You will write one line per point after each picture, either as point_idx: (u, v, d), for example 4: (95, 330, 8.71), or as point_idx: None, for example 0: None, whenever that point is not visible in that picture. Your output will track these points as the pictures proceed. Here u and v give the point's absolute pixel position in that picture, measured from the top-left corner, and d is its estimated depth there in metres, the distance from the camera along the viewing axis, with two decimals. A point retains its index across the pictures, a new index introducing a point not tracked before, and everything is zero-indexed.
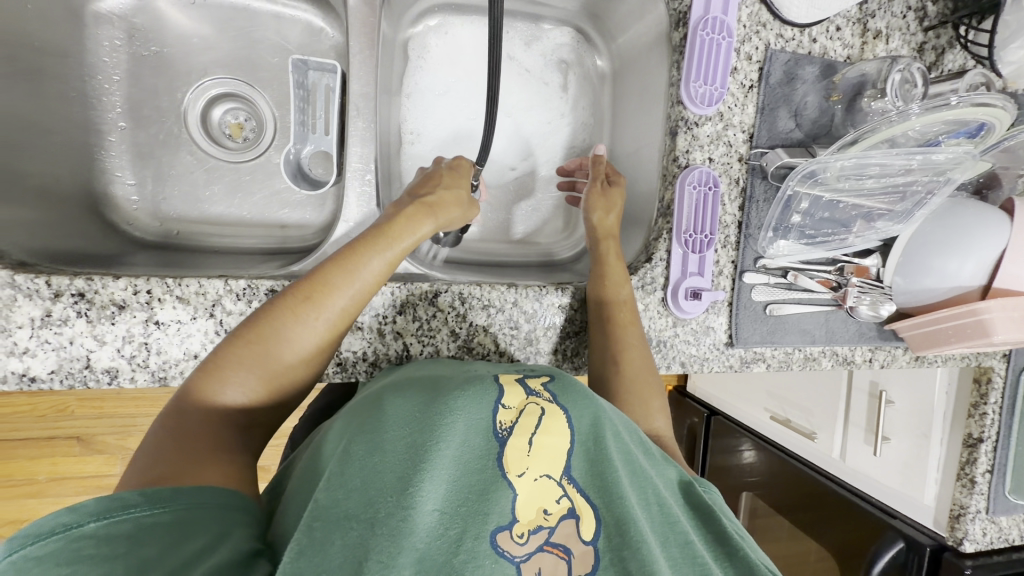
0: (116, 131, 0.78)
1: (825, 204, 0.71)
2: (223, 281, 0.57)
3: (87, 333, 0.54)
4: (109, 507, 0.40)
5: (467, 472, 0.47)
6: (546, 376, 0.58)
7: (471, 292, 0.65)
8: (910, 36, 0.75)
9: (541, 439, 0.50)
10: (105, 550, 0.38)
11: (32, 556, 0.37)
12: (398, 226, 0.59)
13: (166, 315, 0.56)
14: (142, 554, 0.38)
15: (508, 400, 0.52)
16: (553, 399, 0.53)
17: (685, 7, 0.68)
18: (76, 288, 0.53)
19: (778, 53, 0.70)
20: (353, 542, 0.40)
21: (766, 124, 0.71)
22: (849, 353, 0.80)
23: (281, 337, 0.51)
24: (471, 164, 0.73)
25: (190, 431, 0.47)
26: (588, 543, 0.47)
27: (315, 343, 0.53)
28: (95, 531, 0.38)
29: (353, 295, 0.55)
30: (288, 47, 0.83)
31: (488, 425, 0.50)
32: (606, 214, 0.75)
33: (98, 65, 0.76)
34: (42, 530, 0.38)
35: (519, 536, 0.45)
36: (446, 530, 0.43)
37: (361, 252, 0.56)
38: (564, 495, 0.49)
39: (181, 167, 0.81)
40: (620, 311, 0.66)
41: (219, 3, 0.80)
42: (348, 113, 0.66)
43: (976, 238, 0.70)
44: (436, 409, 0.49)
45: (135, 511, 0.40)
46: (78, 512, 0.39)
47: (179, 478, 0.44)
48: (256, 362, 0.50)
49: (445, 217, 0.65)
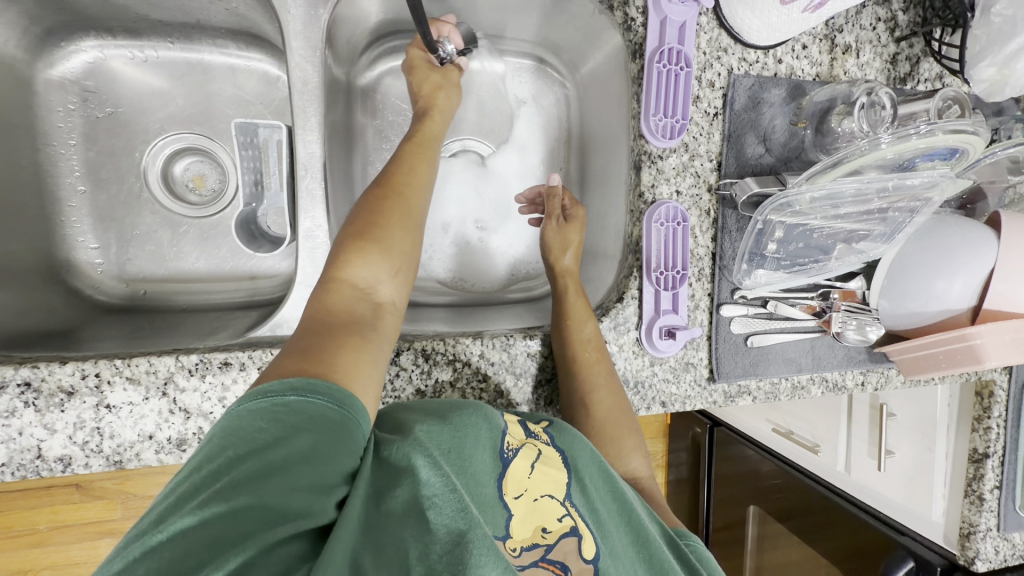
0: (75, 196, 0.77)
1: (799, 233, 0.68)
2: (174, 358, 0.55)
3: (37, 423, 0.53)
4: (303, 384, 0.40)
5: (475, 486, 0.48)
6: (545, 420, 0.58)
7: (435, 347, 0.63)
8: (881, 48, 0.72)
9: (544, 467, 0.52)
10: (293, 422, 0.38)
11: (245, 406, 0.38)
12: (421, 124, 0.68)
13: (117, 398, 0.54)
14: (309, 439, 0.38)
15: (513, 430, 0.54)
16: (552, 442, 0.54)
17: (640, 38, 0.65)
18: (23, 377, 0.52)
19: (741, 77, 0.67)
20: (386, 529, 0.39)
21: (733, 151, 0.68)
22: (840, 378, 0.77)
23: (375, 215, 0.56)
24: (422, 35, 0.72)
25: (334, 308, 0.50)
26: (588, 561, 0.48)
27: (404, 218, 0.57)
28: (292, 401, 0.39)
29: (422, 192, 0.61)
30: (246, 98, 0.82)
31: (497, 443, 0.51)
32: (566, 254, 0.73)
33: (52, 131, 0.76)
34: (255, 393, 0.39)
35: (513, 549, 0.47)
36: (468, 507, 0.42)
37: (410, 154, 0.63)
38: (566, 514, 0.50)
39: (144, 226, 0.81)
40: (585, 355, 0.63)
41: (173, 59, 0.80)
42: (296, 171, 0.64)
43: (962, 257, 0.67)
44: (458, 414, 0.51)
45: (320, 397, 0.40)
46: (281, 383, 0.40)
47: (329, 367, 0.43)
48: (371, 247, 0.53)
49: (448, 100, 0.71)
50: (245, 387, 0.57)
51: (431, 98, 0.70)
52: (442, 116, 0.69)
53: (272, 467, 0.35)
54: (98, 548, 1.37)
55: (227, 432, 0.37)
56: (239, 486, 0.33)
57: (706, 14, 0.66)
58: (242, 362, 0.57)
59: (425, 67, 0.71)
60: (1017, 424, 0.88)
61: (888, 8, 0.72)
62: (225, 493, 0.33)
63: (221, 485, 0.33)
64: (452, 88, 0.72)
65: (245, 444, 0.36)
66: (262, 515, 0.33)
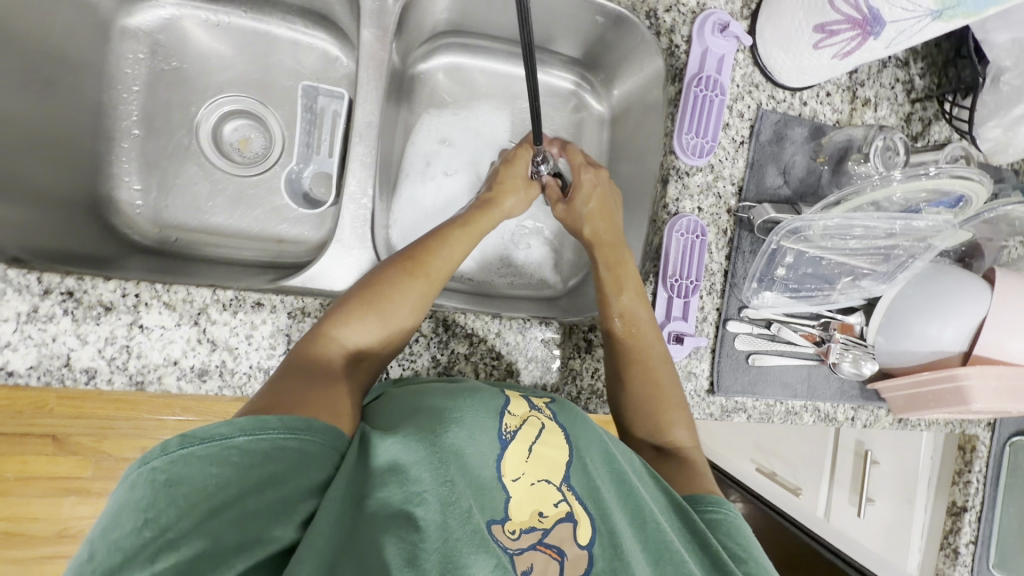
0: (128, 138, 0.81)
1: (808, 259, 0.72)
2: (211, 291, 0.58)
3: (71, 332, 0.54)
4: (254, 424, 0.43)
5: (474, 466, 0.49)
6: (548, 398, 0.60)
7: (456, 319, 0.66)
8: (897, 106, 0.78)
9: (542, 448, 0.52)
10: (244, 462, 0.41)
11: (192, 452, 0.41)
12: (476, 215, 0.69)
13: (151, 320, 0.56)
14: (260, 475, 0.42)
15: (514, 408, 0.55)
16: (553, 418, 0.56)
17: (682, 64, 0.71)
18: (67, 287, 0.54)
19: (769, 113, 0.73)
20: (367, 531, 0.42)
21: (754, 178, 0.73)
22: (832, 409, 0.80)
23: (391, 282, 0.58)
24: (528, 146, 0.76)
25: (318, 363, 0.52)
26: (584, 547, 0.48)
27: (417, 296, 0.59)
28: (242, 443, 0.42)
29: (444, 265, 0.63)
30: (304, 72, 0.87)
31: (494, 426, 0.52)
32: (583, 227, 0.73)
33: (119, 76, 0.80)
34: (200, 435, 0.42)
35: (511, 532, 0.47)
36: (456, 500, 0.45)
37: (454, 238, 0.65)
38: (563, 499, 0.50)
39: (187, 176, 0.84)
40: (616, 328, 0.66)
41: (242, 27, 0.85)
42: (350, 138, 0.68)
43: (957, 304, 0.71)
44: (450, 403, 0.52)
45: (272, 434, 0.43)
46: (230, 424, 0.43)
47: (305, 410, 0.47)
48: (373, 311, 0.57)
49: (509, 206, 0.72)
50: (272, 330, 0.59)
51: (504, 198, 0.72)
52: (500, 215, 0.71)
53: (221, 509, 0.39)
54: None
55: (172, 478, 0.40)
56: (190, 535, 0.38)
57: (743, 52, 0.73)
58: (275, 304, 0.60)
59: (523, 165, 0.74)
60: (995, 482, 0.89)
61: (907, 71, 0.79)
62: (179, 544, 0.37)
63: (174, 536, 0.38)
64: (524, 199, 0.74)
65: (194, 494, 0.39)
66: (211, 559, 0.37)
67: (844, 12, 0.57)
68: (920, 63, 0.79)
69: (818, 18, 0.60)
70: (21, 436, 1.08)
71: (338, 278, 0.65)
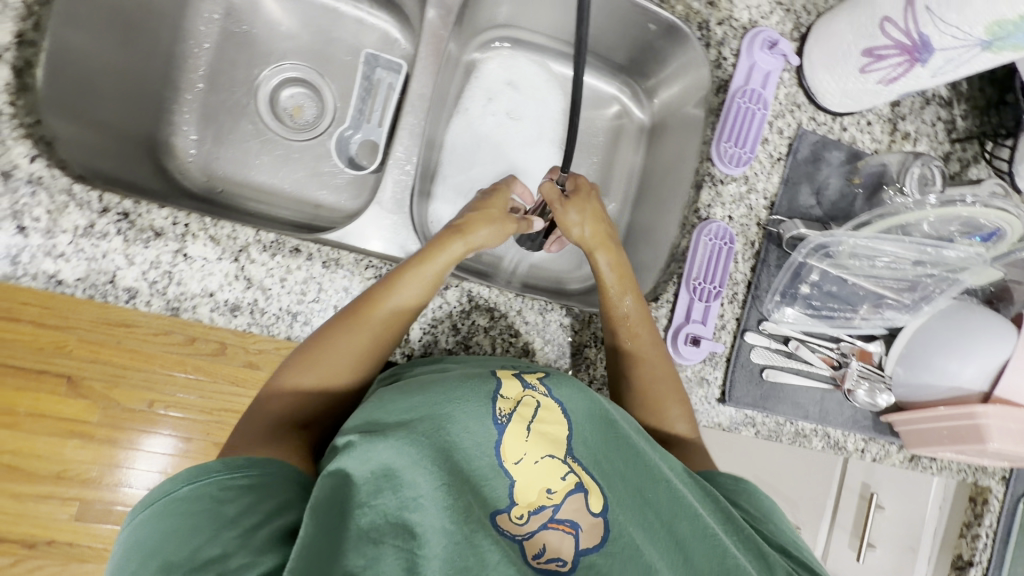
0: (193, 90, 0.85)
1: (833, 279, 0.73)
2: (255, 232, 0.61)
3: (121, 251, 0.57)
4: (194, 473, 0.45)
5: (471, 458, 0.49)
6: (542, 371, 0.57)
7: (480, 293, 0.67)
8: (937, 143, 0.79)
9: (541, 427, 0.52)
10: (194, 508, 0.43)
11: (141, 517, 0.43)
12: (434, 247, 0.61)
13: (195, 251, 0.59)
14: (211, 517, 0.42)
15: (507, 390, 0.53)
16: (549, 393, 0.54)
17: (727, 76, 0.73)
18: (123, 209, 0.57)
19: (808, 133, 0.74)
20: (353, 552, 0.41)
21: (787, 195, 0.74)
22: (842, 438, 0.79)
23: (326, 340, 0.55)
24: (508, 183, 0.74)
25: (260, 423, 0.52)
26: (596, 515, 0.48)
27: (356, 350, 0.56)
28: (185, 493, 0.43)
29: (391, 311, 0.57)
30: (362, 49, 0.92)
31: (488, 412, 0.51)
32: (582, 228, 0.70)
33: (193, 32, 0.85)
34: (148, 500, 0.44)
35: (519, 517, 0.48)
36: (456, 499, 0.46)
37: (403, 277, 0.58)
38: (569, 472, 0.50)
39: (240, 133, 0.88)
40: (620, 330, 0.67)
41: (312, 2, 0.90)
42: (403, 109, 0.71)
43: (981, 342, 0.70)
44: (434, 399, 0.51)
45: (215, 474, 0.45)
46: (171, 481, 0.44)
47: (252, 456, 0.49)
48: (308, 371, 0.54)
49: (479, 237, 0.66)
50: (305, 276, 0.62)
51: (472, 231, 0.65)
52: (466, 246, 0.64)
53: (179, 562, 0.40)
54: (64, 446, 1.39)
55: (131, 547, 0.42)
56: None
57: (790, 71, 0.74)
58: (311, 253, 0.62)
59: (498, 201, 0.71)
60: (1006, 539, 0.88)
61: (950, 111, 0.80)
62: None
63: None
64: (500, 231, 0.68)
65: (151, 557, 0.41)
66: None
67: (893, 37, 0.59)
68: (963, 104, 0.80)
69: (867, 42, 0.63)
70: (132, 373, 1.36)
71: (372, 238, 0.68)
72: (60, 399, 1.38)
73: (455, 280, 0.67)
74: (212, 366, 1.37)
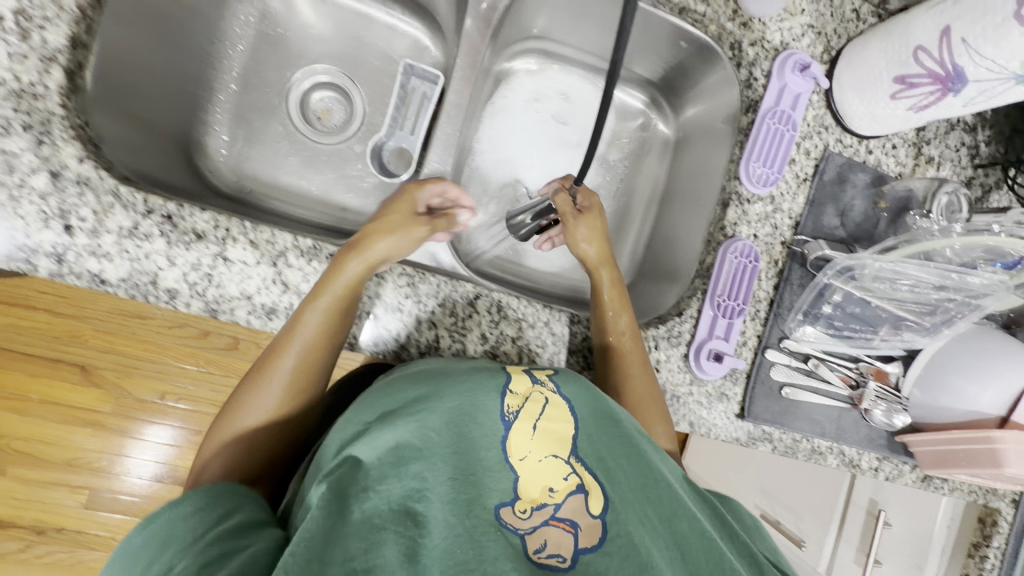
0: (226, 91, 0.86)
1: (856, 300, 0.74)
2: (293, 237, 0.62)
3: (163, 253, 0.58)
4: (145, 520, 0.46)
5: (477, 451, 0.50)
6: (551, 368, 0.59)
7: (509, 303, 0.68)
8: (960, 168, 0.80)
9: (547, 424, 0.53)
10: (151, 550, 0.44)
11: None
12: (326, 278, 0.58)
13: (234, 255, 0.60)
14: (168, 548, 0.43)
15: (516, 386, 0.55)
16: (557, 390, 0.56)
17: (758, 96, 0.74)
18: (167, 211, 0.59)
19: (835, 154, 0.75)
20: (349, 543, 0.42)
21: (812, 216, 0.75)
22: (857, 455, 0.80)
23: (240, 400, 0.56)
24: (416, 187, 0.68)
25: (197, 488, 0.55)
26: (596, 516, 0.49)
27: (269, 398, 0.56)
28: (139, 540, 0.45)
29: (297, 355, 0.57)
30: (393, 56, 0.93)
31: (496, 407, 0.53)
32: (587, 245, 0.73)
33: (229, 34, 0.86)
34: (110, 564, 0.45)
35: (523, 511, 0.49)
36: (459, 494, 0.47)
37: (302, 317, 0.57)
38: (572, 472, 0.51)
39: (271, 134, 0.89)
40: (623, 345, 0.68)
41: (346, 7, 0.91)
42: (438, 119, 0.72)
43: (1000, 366, 0.70)
44: (437, 395, 0.52)
45: (164, 513, 0.46)
46: (125, 540, 0.45)
47: None
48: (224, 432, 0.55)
49: (381, 251, 0.61)
50: None
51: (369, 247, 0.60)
52: (364, 266, 0.59)
53: None
54: (72, 434, 1.41)
55: None
56: None
57: (819, 93, 0.75)
58: None
59: (401, 211, 0.65)
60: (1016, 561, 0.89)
61: (974, 136, 0.81)
62: None
63: None
64: (406, 241, 0.63)
65: None
66: None
67: (927, 67, 0.60)
68: (987, 131, 0.81)
69: (900, 70, 0.64)
70: (140, 361, 1.42)
71: None
72: (70, 386, 1.40)
73: (485, 289, 0.68)
74: (216, 355, 1.43)
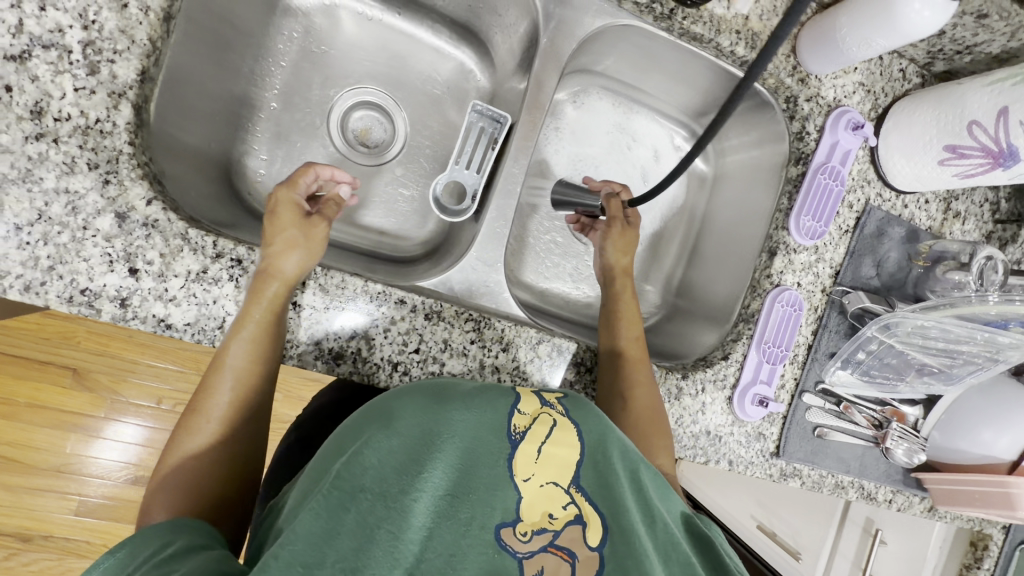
0: (266, 110, 0.83)
1: (891, 351, 0.78)
2: (363, 282, 0.61)
3: (232, 298, 0.57)
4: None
5: (480, 467, 0.48)
6: (561, 392, 0.57)
7: (569, 346, 0.70)
8: (982, 223, 0.85)
9: (551, 449, 0.50)
10: None
11: None
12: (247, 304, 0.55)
13: (305, 300, 0.60)
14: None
15: (524, 406, 0.52)
16: (566, 413, 0.53)
17: (809, 149, 0.76)
18: (237, 255, 0.57)
19: (876, 209, 0.79)
20: (344, 543, 0.40)
21: (852, 267, 0.79)
22: (874, 489, 0.85)
23: (175, 443, 0.51)
24: (286, 187, 0.63)
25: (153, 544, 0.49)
26: (593, 549, 0.47)
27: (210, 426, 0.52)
28: None
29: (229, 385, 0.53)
30: (437, 79, 0.91)
31: (501, 426, 0.50)
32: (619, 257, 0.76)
33: (272, 49, 0.83)
34: None
35: (523, 534, 0.46)
36: (456, 513, 0.45)
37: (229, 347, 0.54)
38: (570, 502, 0.49)
39: (310, 154, 0.87)
40: (632, 352, 0.69)
41: (392, 26, 0.88)
42: (502, 161, 0.72)
43: (1015, 416, 0.76)
44: (440, 411, 0.49)
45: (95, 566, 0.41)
46: None
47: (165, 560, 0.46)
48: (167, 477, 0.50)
49: (291, 264, 0.57)
50: (409, 328, 0.63)
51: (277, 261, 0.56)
52: (279, 280, 0.56)
53: None
54: (64, 439, 1.35)
55: None
56: None
57: (864, 149, 0.78)
58: (415, 304, 0.63)
59: (289, 213, 0.60)
60: None
61: (996, 194, 0.86)
62: None
63: None
64: (308, 245, 0.59)
65: None
66: None
67: (980, 141, 0.63)
68: (1007, 189, 0.86)
69: (951, 139, 0.67)
70: (134, 363, 1.36)
71: (462, 286, 0.69)
72: (61, 390, 1.34)
73: (546, 333, 0.69)
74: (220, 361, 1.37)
